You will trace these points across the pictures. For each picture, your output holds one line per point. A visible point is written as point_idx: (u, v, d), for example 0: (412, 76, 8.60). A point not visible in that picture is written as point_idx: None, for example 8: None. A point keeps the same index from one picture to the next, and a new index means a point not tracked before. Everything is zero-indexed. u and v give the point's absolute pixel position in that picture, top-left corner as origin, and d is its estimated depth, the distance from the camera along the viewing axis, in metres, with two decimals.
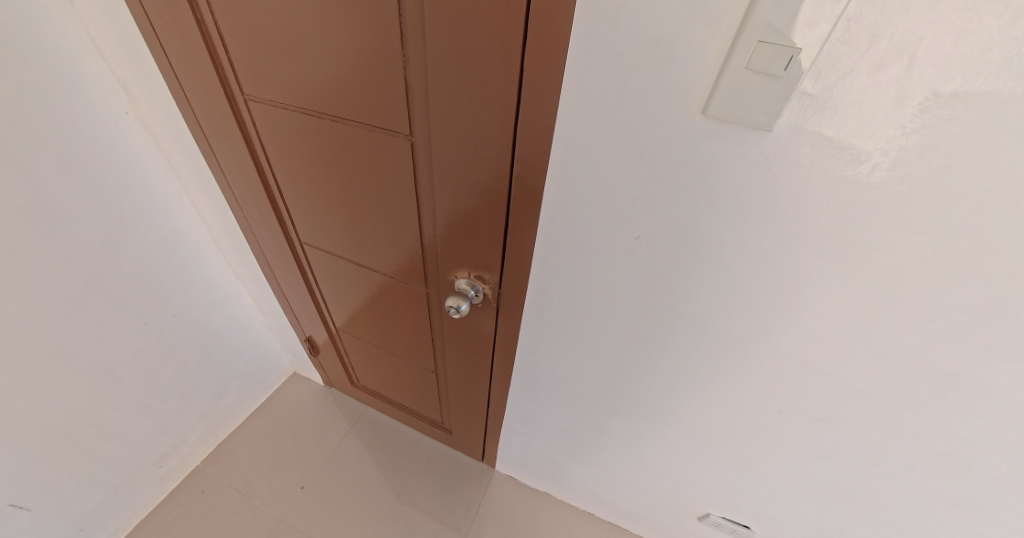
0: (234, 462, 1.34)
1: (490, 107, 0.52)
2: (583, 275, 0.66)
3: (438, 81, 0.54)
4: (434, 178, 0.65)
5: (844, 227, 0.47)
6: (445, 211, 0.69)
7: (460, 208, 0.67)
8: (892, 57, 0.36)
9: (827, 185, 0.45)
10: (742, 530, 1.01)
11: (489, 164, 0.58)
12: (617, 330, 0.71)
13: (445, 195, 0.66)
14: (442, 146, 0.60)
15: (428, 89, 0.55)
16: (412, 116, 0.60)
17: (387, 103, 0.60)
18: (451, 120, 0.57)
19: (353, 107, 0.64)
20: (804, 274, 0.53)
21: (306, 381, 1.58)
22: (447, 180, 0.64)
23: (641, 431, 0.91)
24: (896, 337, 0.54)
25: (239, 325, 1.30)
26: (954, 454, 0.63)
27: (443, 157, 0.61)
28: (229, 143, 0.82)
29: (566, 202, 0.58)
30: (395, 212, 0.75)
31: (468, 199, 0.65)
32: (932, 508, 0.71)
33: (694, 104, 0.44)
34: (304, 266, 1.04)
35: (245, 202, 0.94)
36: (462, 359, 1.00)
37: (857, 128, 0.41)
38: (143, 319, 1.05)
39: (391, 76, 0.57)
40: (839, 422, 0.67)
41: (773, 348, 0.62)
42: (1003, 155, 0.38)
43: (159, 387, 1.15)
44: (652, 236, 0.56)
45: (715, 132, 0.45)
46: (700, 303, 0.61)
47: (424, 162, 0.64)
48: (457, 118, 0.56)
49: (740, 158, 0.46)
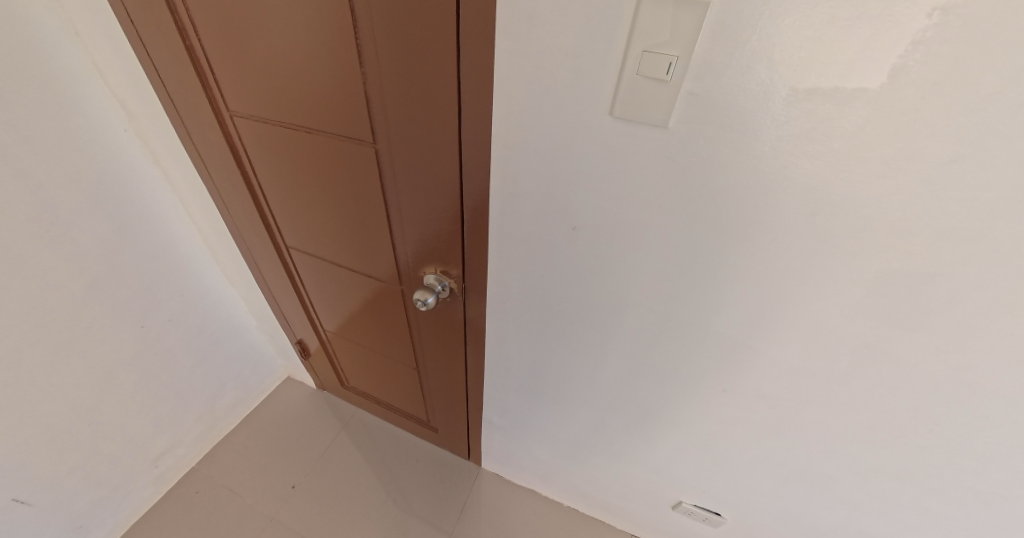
0: (228, 463, 1.40)
1: (438, 114, 0.59)
2: (536, 266, 0.71)
3: (394, 92, 0.61)
4: (398, 182, 0.72)
5: (749, 211, 0.53)
6: (411, 214, 0.76)
7: (421, 206, 0.73)
8: (754, 60, 0.43)
9: (727, 173, 0.50)
10: (714, 517, 1.04)
11: (442, 166, 0.65)
12: (572, 318, 0.76)
13: (410, 198, 0.73)
14: (402, 151, 0.67)
15: (386, 101, 0.62)
16: (375, 125, 0.66)
17: (353, 114, 0.67)
18: (408, 128, 0.63)
19: (325, 120, 0.71)
20: (722, 260, 0.58)
21: (299, 385, 1.64)
22: (408, 181, 0.71)
23: (607, 420, 0.95)
24: (810, 314, 0.59)
25: (233, 329, 1.37)
26: (884, 427, 0.67)
27: (402, 160, 0.68)
28: (217, 156, 0.90)
29: (511, 198, 0.64)
30: (367, 213, 0.82)
31: (429, 201, 0.71)
32: (878, 483, 0.75)
33: (604, 107, 0.50)
34: (292, 271, 1.11)
35: (234, 210, 1.01)
36: (439, 355, 1.05)
37: (742, 121, 0.46)
38: (141, 322, 1.11)
39: (354, 89, 0.64)
40: (778, 399, 0.71)
41: (712, 330, 0.67)
42: (875, 148, 0.44)
43: (156, 388, 1.21)
44: (589, 226, 0.62)
45: (624, 130, 0.51)
46: (639, 287, 0.66)
47: (388, 166, 0.71)
48: (410, 124, 0.63)
49: (651, 152, 0.51)
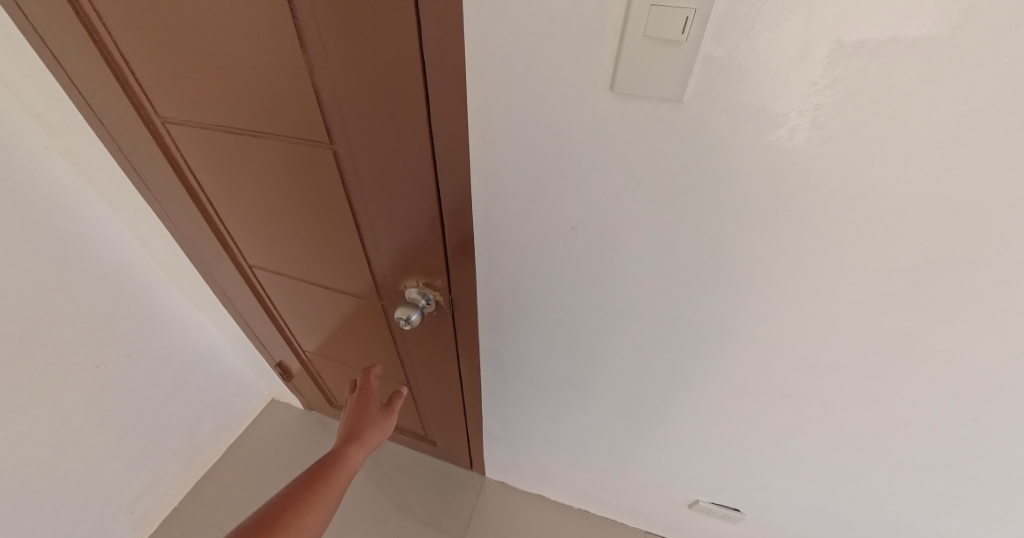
0: (214, 500, 1.30)
1: (402, 107, 0.49)
2: (531, 273, 0.63)
3: (347, 84, 0.51)
4: (364, 188, 0.62)
5: (775, 198, 0.45)
6: (383, 223, 0.66)
7: (394, 214, 0.64)
8: (788, 9, 0.34)
9: (752, 154, 0.42)
10: (733, 513, 1.00)
11: (413, 168, 0.55)
12: (573, 326, 0.69)
13: (380, 206, 0.64)
14: (365, 153, 0.57)
15: (340, 95, 0.52)
16: (330, 124, 0.56)
17: (302, 113, 0.57)
18: (368, 125, 0.54)
19: (270, 122, 0.61)
20: (745, 255, 0.51)
21: (285, 407, 1.54)
22: (375, 186, 0.61)
23: (616, 427, 0.88)
24: (843, 309, 0.52)
25: (205, 356, 1.26)
26: (919, 422, 0.61)
27: (366, 163, 0.59)
28: (156, 170, 0.79)
29: (496, 198, 0.56)
30: (333, 224, 0.72)
31: (402, 208, 0.62)
32: (908, 475, 0.70)
33: (602, 83, 0.41)
34: (260, 291, 1.01)
35: (185, 229, 0.90)
36: (430, 370, 0.97)
37: (772, 88, 0.38)
38: (95, 361, 1.00)
39: (301, 84, 0.54)
40: (805, 399, 0.65)
41: (733, 331, 0.60)
42: (936, 112, 0.36)
43: (123, 430, 1.09)
44: (587, 225, 0.54)
45: (626, 109, 0.42)
46: (648, 289, 0.59)
47: (350, 170, 0.61)
48: (371, 120, 0.53)
49: (660, 134, 0.43)
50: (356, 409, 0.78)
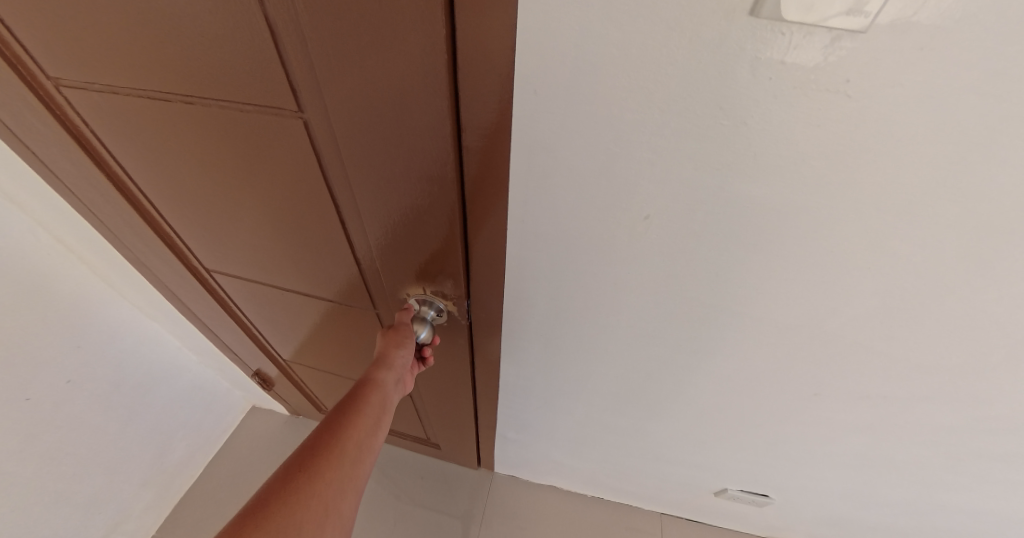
0: (197, 524, 1.18)
1: (403, 57, 0.34)
2: (578, 271, 0.51)
3: (323, 23, 0.34)
4: (348, 174, 0.47)
5: (942, 173, 0.33)
6: (375, 219, 0.51)
7: (391, 206, 0.48)
8: None
9: (936, 110, 0.30)
10: (760, 499, 0.95)
11: (421, 146, 0.40)
12: (623, 329, 0.58)
13: (370, 198, 0.48)
14: (349, 128, 0.41)
15: (311, 40, 0.35)
16: (297, 86, 0.39)
17: (252, 72, 0.40)
18: (354, 87, 0.37)
19: (205, 85, 0.43)
20: (868, 246, 0.40)
21: (267, 414, 1.39)
22: (364, 171, 0.45)
23: (652, 428, 0.79)
24: (973, 304, 0.43)
25: (167, 371, 1.08)
26: (1011, 417, 0.55)
27: (350, 138, 0.42)
28: (63, 154, 0.60)
29: (543, 181, 0.41)
30: (310, 219, 0.56)
31: (402, 199, 0.47)
32: (976, 464, 0.65)
33: (739, 2, 0.26)
34: (223, 298, 0.84)
35: (117, 226, 0.73)
36: (438, 381, 0.84)
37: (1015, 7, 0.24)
38: (26, 395, 0.82)
39: (250, 27, 0.36)
40: (886, 399, 0.57)
41: (822, 332, 0.50)
42: None
43: (75, 468, 0.93)
44: (667, 213, 0.41)
45: (766, 44, 0.28)
46: (726, 287, 0.48)
47: (329, 149, 0.45)
48: (356, 76, 0.36)
49: (808, 81, 0.29)
50: (388, 336, 0.65)
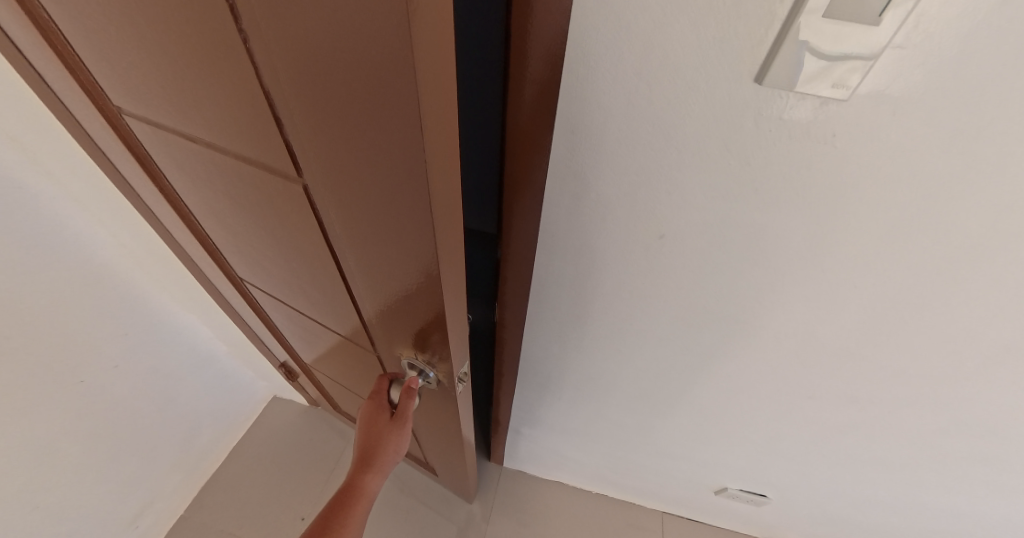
0: (222, 506, 1.25)
1: (391, 165, 0.29)
2: (598, 280, 0.57)
3: (298, 88, 0.28)
4: (344, 242, 0.43)
5: (918, 208, 0.39)
6: (366, 276, 0.47)
7: (385, 280, 0.45)
8: None
9: (910, 158, 0.35)
10: (758, 498, 1.01)
11: (410, 243, 0.36)
12: (635, 332, 0.64)
13: (365, 265, 0.45)
14: (337, 200, 0.37)
15: (294, 115, 0.31)
16: (287, 151, 0.36)
17: (252, 137, 0.37)
18: (337, 167, 0.33)
19: (215, 135, 0.41)
20: (855, 266, 0.46)
21: (287, 404, 1.45)
22: (360, 245, 0.42)
23: (658, 426, 0.85)
24: (948, 319, 0.48)
25: (199, 360, 1.15)
26: (986, 422, 0.60)
27: (345, 215, 0.39)
28: (127, 166, 0.66)
29: (573, 202, 0.48)
30: (315, 266, 0.54)
31: (394, 277, 0.43)
32: (958, 466, 0.70)
33: (747, 71, 0.33)
34: (253, 302, 0.90)
35: (171, 229, 0.79)
36: (432, 423, 0.81)
37: (969, 84, 0.30)
38: (79, 378, 0.89)
39: (239, 95, 0.33)
40: (873, 403, 0.62)
41: (816, 340, 0.56)
42: None
43: (116, 447, 1.00)
44: (680, 233, 0.47)
45: (769, 102, 0.34)
46: (730, 297, 0.54)
47: (327, 218, 0.41)
48: (347, 168, 0.32)
49: (803, 133, 0.35)
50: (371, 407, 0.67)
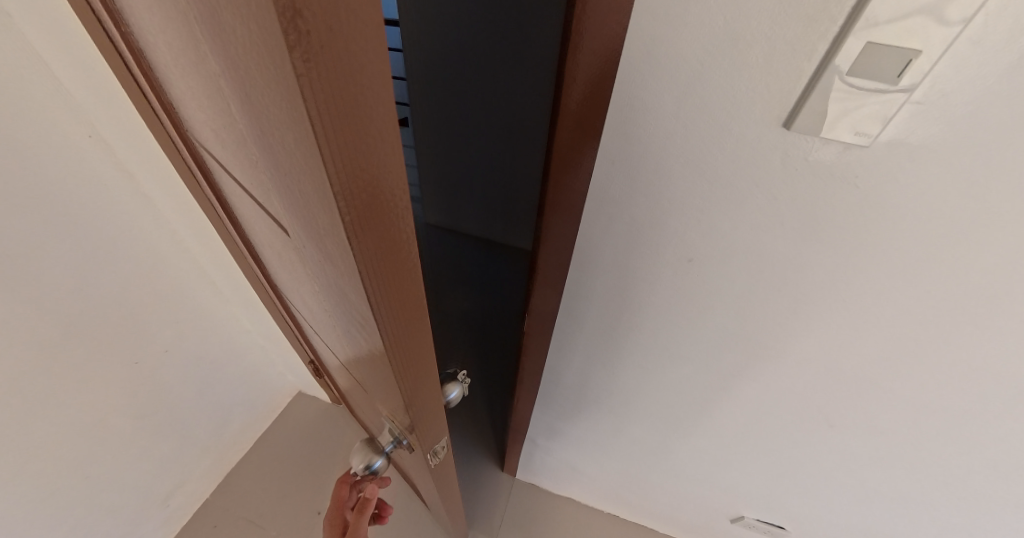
0: (244, 494, 1.29)
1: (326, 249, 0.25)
2: (626, 297, 0.60)
3: (245, 137, 0.25)
4: (319, 295, 0.41)
5: (937, 247, 0.41)
6: (338, 328, 0.43)
7: (353, 342, 0.41)
8: None
9: (929, 200, 0.38)
10: (776, 530, 1.00)
11: (360, 323, 0.32)
12: (658, 350, 0.66)
13: (335, 320, 0.42)
14: (303, 259, 0.34)
15: (257, 174, 0.28)
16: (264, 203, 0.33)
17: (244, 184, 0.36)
18: (294, 232, 0.30)
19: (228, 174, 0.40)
20: (876, 298, 0.48)
21: (311, 400, 1.51)
22: (329, 303, 0.39)
23: (675, 445, 0.86)
24: (969, 356, 0.50)
25: (236, 351, 1.21)
26: (1009, 463, 0.60)
27: (313, 274, 0.36)
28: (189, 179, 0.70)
29: (608, 224, 0.52)
30: (308, 304, 0.51)
31: (357, 342, 0.39)
32: (981, 509, 0.70)
33: (777, 116, 0.37)
34: (286, 312, 0.94)
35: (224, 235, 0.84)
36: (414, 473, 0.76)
37: (982, 138, 0.34)
38: (133, 359, 0.96)
39: (226, 144, 0.31)
40: (893, 435, 0.63)
41: (837, 368, 0.57)
42: None
43: (157, 427, 1.06)
44: (707, 258, 0.50)
45: (796, 145, 0.38)
46: (753, 321, 0.56)
47: (304, 271, 0.39)
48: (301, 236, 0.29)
49: (827, 173, 0.39)
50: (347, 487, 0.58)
